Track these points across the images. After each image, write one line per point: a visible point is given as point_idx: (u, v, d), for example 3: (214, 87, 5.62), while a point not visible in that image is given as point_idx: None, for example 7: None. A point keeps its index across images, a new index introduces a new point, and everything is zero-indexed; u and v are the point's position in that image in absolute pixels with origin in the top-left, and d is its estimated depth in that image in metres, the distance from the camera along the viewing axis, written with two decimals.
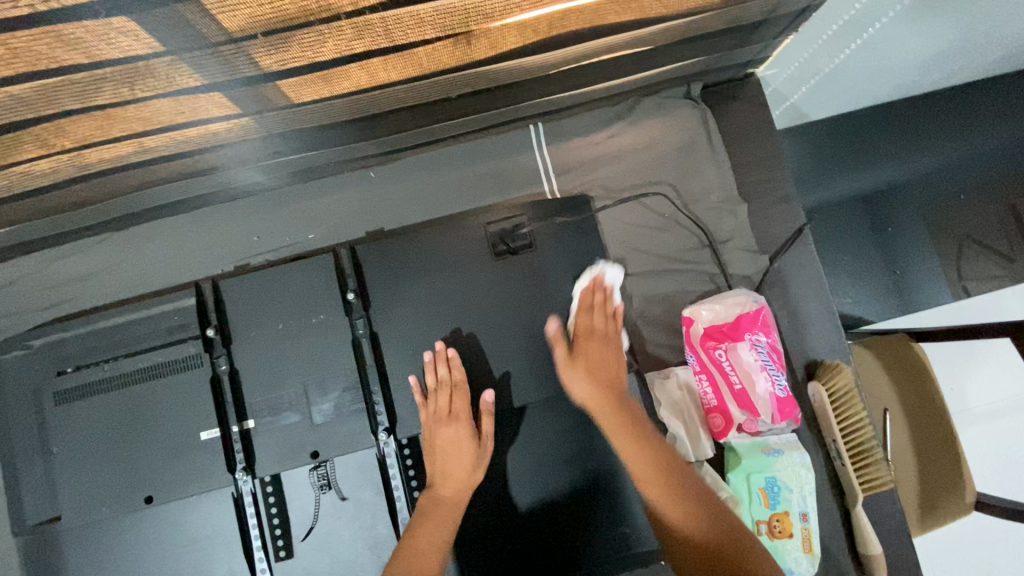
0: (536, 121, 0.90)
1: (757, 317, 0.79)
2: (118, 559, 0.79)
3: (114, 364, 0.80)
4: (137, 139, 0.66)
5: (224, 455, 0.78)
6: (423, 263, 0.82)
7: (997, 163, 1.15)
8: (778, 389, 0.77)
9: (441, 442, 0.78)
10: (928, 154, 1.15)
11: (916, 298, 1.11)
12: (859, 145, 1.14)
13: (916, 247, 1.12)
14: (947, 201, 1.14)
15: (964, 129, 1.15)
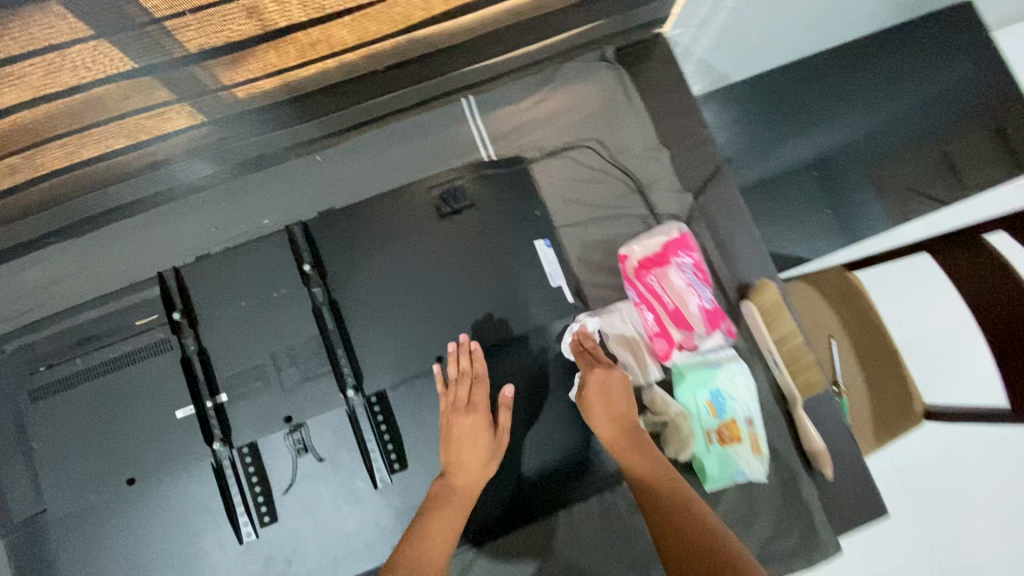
0: (467, 94, 0.97)
1: (681, 244, 0.88)
2: (107, 543, 0.82)
3: (85, 357, 0.84)
4: (85, 133, 0.71)
5: (201, 430, 0.82)
6: (374, 231, 0.88)
7: (915, 109, 1.28)
8: (707, 305, 0.86)
9: (460, 436, 0.78)
10: (854, 106, 1.27)
11: (854, 234, 1.22)
12: (792, 103, 1.26)
13: (852, 189, 1.23)
14: (875, 147, 1.26)
15: (881, 83, 1.28)
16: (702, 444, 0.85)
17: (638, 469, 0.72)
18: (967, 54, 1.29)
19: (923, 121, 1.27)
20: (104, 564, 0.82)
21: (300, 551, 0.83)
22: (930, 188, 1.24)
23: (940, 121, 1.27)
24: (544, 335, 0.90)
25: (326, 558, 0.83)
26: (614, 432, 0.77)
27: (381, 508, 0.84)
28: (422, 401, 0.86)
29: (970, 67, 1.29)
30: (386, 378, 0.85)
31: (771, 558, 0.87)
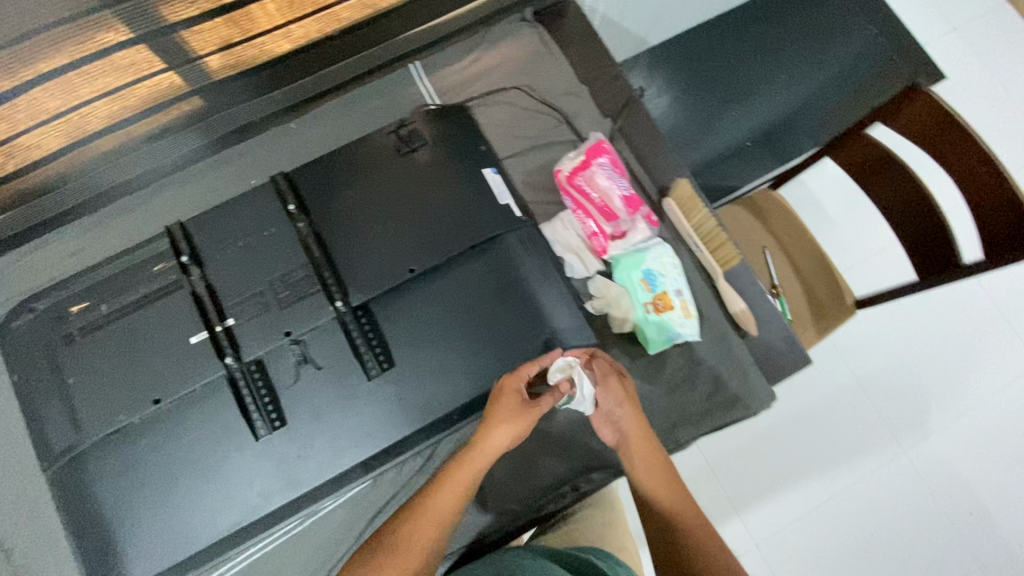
0: (414, 60, 1.16)
1: (599, 149, 1.05)
2: (139, 458, 0.94)
3: (110, 303, 0.98)
4: (101, 99, 0.91)
5: (214, 348, 0.95)
6: (345, 173, 1.04)
7: (798, 52, 1.67)
8: (626, 196, 1.03)
9: (498, 416, 0.83)
10: (752, 59, 1.66)
11: (764, 156, 1.65)
12: (704, 66, 1.66)
13: (758, 124, 1.64)
14: (774, 84, 1.65)
15: (768, 37, 1.67)
16: (640, 315, 1.02)
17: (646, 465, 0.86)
18: (839, 27, 1.68)
19: (815, 84, 1.65)
20: (139, 477, 0.94)
21: (309, 447, 0.96)
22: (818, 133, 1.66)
23: (828, 69, 1.66)
24: (501, 245, 1.05)
25: (332, 451, 0.96)
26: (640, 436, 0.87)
27: (375, 402, 0.97)
28: (402, 307, 1.00)
29: (845, 37, 1.68)
30: (369, 290, 0.99)
31: (715, 406, 1.02)
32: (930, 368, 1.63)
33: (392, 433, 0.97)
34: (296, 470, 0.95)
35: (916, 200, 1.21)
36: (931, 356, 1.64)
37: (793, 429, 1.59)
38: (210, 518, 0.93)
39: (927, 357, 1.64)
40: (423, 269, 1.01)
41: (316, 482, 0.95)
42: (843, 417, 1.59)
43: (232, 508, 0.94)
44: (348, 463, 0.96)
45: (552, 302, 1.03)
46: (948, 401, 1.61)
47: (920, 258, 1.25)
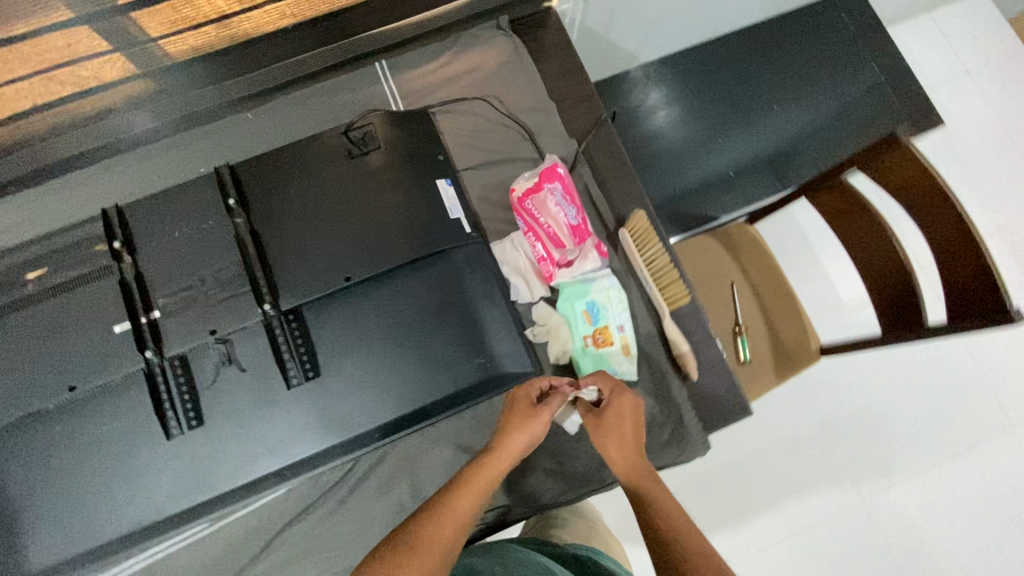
0: (379, 59, 1.12)
1: (553, 172, 1.01)
2: (49, 445, 0.92)
3: (37, 283, 0.96)
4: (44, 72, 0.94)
5: (134, 341, 0.93)
6: (291, 171, 1.01)
7: (793, 82, 1.62)
8: (573, 222, 0.99)
9: (514, 421, 0.82)
10: (745, 85, 1.62)
11: (744, 188, 1.60)
12: (695, 89, 1.61)
13: (743, 154, 1.59)
14: (765, 113, 1.60)
15: (764, 64, 1.63)
16: (579, 347, 1.00)
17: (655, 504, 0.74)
18: (837, 64, 1.63)
19: (807, 121, 1.60)
20: (47, 464, 0.91)
21: (223, 451, 0.93)
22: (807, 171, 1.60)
23: (823, 103, 1.61)
24: (445, 261, 1.01)
25: (246, 456, 0.93)
26: (631, 471, 0.79)
27: (296, 412, 0.95)
28: (334, 316, 0.97)
29: (842, 75, 1.63)
30: (301, 296, 0.96)
31: (647, 450, 0.98)
32: (905, 420, 1.52)
33: (310, 444, 0.94)
34: (208, 473, 0.93)
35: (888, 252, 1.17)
36: (908, 411, 1.53)
37: (758, 471, 1.51)
38: (116, 513, 0.91)
39: (904, 409, 1.53)
40: (358, 280, 0.98)
41: (228, 487, 0.93)
42: (816, 464, 1.50)
43: (140, 505, 0.92)
44: (262, 470, 0.94)
45: (491, 326, 1.00)
46: (919, 458, 1.49)
47: (889, 310, 1.22)
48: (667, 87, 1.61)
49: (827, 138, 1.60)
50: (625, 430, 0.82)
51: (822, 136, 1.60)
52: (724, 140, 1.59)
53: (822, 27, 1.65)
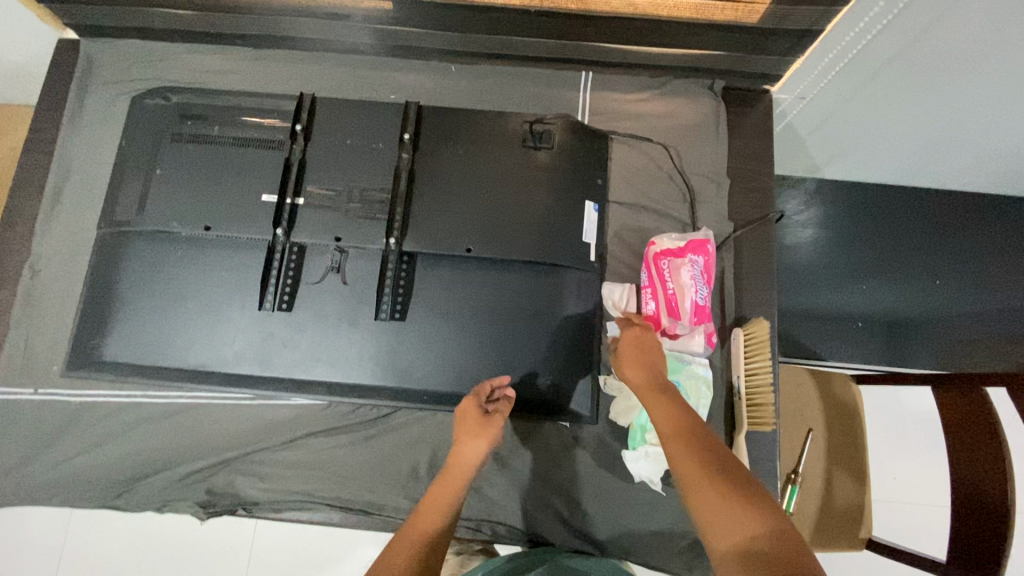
0: (589, 70, 1.15)
1: (701, 245, 1.01)
2: (168, 265, 1.02)
3: (222, 128, 1.06)
4: None
5: (273, 214, 1.01)
6: (466, 134, 1.06)
7: (966, 267, 1.51)
8: (700, 300, 0.97)
9: (466, 432, 0.86)
10: (916, 244, 1.52)
11: (870, 344, 1.47)
12: (864, 223, 1.52)
13: (882, 309, 1.48)
14: (923, 282, 1.50)
15: (948, 234, 1.51)
16: (643, 419, 0.96)
17: (663, 422, 0.72)
18: (1016, 279, 1.50)
19: (955, 314, 1.48)
20: (158, 279, 1.02)
21: (293, 342, 0.99)
22: (931, 363, 1.46)
23: (989, 304, 1.49)
24: (560, 275, 1.03)
25: (310, 358, 0.99)
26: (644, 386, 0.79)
27: (367, 342, 0.99)
28: (441, 277, 1.01)
29: (1016, 289, 1.50)
30: (422, 245, 1.00)
31: (658, 547, 0.94)
32: None
33: (366, 375, 0.98)
34: (273, 354, 0.99)
35: (997, 486, 1.05)
36: None
37: None
38: (187, 347, 1.00)
39: None
40: (477, 257, 1.01)
41: (282, 374, 0.99)
42: None
43: (208, 351, 0.99)
44: (316, 376, 0.99)
45: (570, 354, 1.00)
46: None
47: (958, 541, 1.09)
48: (837, 207, 1.53)
49: (969, 342, 1.47)
50: (641, 358, 0.83)
51: (965, 337, 1.47)
52: (868, 286, 1.49)
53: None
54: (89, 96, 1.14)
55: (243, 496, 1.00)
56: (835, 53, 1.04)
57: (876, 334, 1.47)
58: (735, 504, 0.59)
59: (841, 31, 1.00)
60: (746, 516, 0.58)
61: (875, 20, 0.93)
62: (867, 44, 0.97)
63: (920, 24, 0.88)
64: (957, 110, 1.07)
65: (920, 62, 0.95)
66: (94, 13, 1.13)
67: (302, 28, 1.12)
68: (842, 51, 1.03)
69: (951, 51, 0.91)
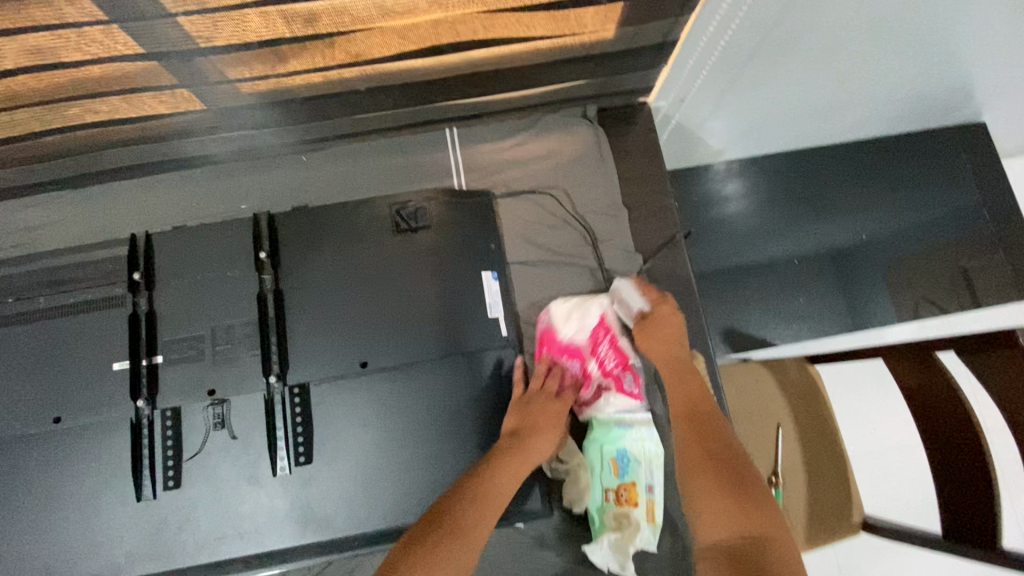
0: (451, 125, 1.06)
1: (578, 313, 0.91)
2: (20, 474, 0.87)
3: (49, 298, 0.91)
4: (81, 103, 0.83)
5: (130, 384, 0.87)
6: (331, 235, 0.94)
7: (889, 208, 1.48)
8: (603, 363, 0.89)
9: (547, 422, 0.85)
10: (836, 198, 1.48)
11: (818, 312, 1.41)
12: (779, 187, 1.48)
13: (821, 272, 1.43)
14: (852, 235, 1.46)
15: (862, 180, 1.49)
16: (598, 499, 0.88)
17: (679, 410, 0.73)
18: (937, 208, 1.49)
19: (889, 260, 1.45)
20: (13, 493, 0.86)
21: (193, 521, 0.86)
22: (889, 314, 1.43)
23: (919, 242, 1.46)
24: (473, 362, 0.92)
25: (215, 535, 0.86)
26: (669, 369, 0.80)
27: (277, 496, 0.87)
28: (340, 402, 0.89)
29: (939, 216, 1.48)
30: (311, 372, 0.89)
31: None
32: None
33: (283, 536, 0.86)
34: (171, 542, 0.86)
35: (954, 413, 1.04)
36: None
37: None
38: (67, 563, 0.85)
39: None
40: (373, 370, 0.90)
41: (187, 562, 0.85)
42: None
43: (92, 561, 0.85)
44: (227, 552, 0.86)
45: None
46: None
47: (952, 513, 1.04)
48: (750, 177, 1.47)
49: (916, 282, 1.44)
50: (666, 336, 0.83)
51: (905, 278, 1.44)
52: (801, 250, 1.44)
53: (931, 164, 1.50)
54: None
55: None
56: (698, 53, 0.94)
57: (821, 299, 1.42)
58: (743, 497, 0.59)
59: (701, 30, 0.89)
60: (733, 513, 0.58)
61: (728, 16, 0.83)
62: (728, 42, 0.88)
63: (773, 13, 0.80)
64: (838, 73, 1.02)
65: (796, 35, 0.86)
66: None
67: (117, 159, 0.98)
68: (704, 54, 0.94)
69: (823, 26, 0.85)
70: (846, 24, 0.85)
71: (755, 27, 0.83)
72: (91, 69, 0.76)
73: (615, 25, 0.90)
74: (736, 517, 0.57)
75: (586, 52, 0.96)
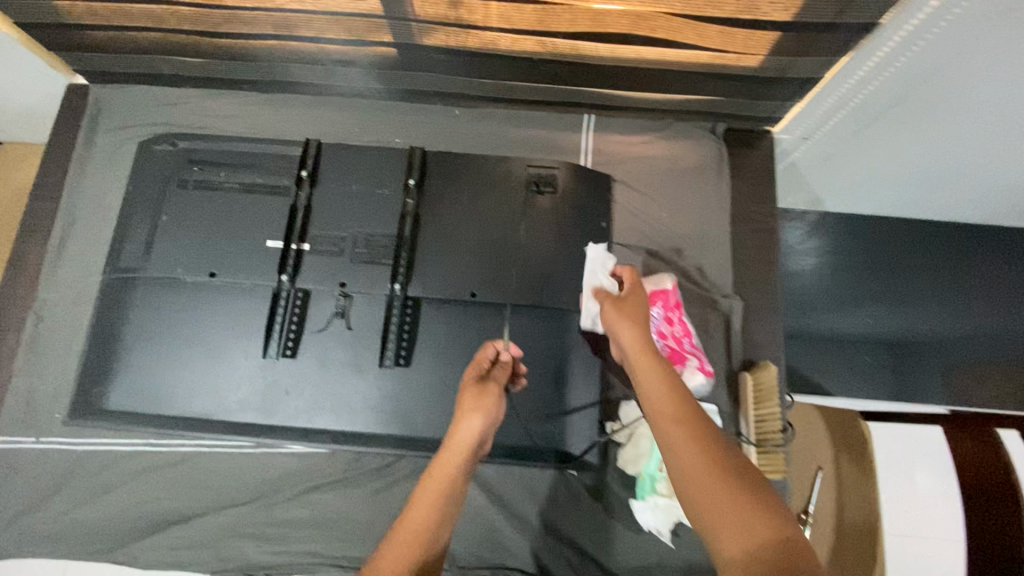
0: (591, 112, 1.16)
1: (666, 296, 0.97)
2: (171, 312, 1.02)
3: (227, 174, 1.06)
4: (290, 21, 0.95)
5: (279, 261, 1.01)
6: (470, 178, 1.07)
7: (971, 294, 1.45)
8: (683, 344, 0.97)
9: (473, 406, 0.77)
10: (918, 273, 1.46)
11: (871, 376, 1.43)
12: (863, 249, 1.47)
13: (884, 341, 1.43)
14: (925, 312, 1.44)
15: (952, 261, 1.44)
16: (652, 468, 0.95)
17: (656, 393, 0.65)
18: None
19: (958, 347, 1.42)
20: (161, 326, 1.01)
21: (299, 389, 0.98)
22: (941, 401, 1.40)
23: (997, 337, 1.43)
24: (566, 320, 1.01)
25: (314, 407, 0.98)
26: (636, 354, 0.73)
27: (374, 388, 0.98)
28: (444, 323, 1.01)
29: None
30: (428, 290, 1.01)
31: None
32: None
33: (370, 424, 0.97)
34: (277, 401, 0.98)
35: None
36: None
37: None
38: (190, 396, 0.99)
39: None
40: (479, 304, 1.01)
41: (286, 423, 0.98)
42: None
43: (210, 399, 0.98)
44: (320, 424, 0.98)
45: (577, 398, 0.99)
46: None
47: None
48: (836, 231, 1.46)
49: (962, 377, 1.41)
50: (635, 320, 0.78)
51: (951, 369, 1.41)
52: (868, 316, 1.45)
53: None
54: (98, 141, 1.16)
55: (250, 561, 0.95)
56: (838, 96, 1.01)
57: (880, 362, 1.42)
58: (761, 503, 0.51)
59: (848, 74, 0.94)
60: (754, 526, 0.49)
61: (882, 64, 0.89)
62: (872, 89, 0.95)
63: (921, 74, 0.87)
64: (965, 149, 1.05)
65: (932, 101, 0.92)
66: (97, 63, 1.13)
67: (302, 77, 1.12)
68: (843, 97, 1.01)
69: (964, 94, 0.88)
70: (986, 97, 0.88)
71: (901, 80, 0.90)
72: None
73: (774, 56, 0.93)
74: (755, 529, 0.49)
75: (741, 73, 0.99)
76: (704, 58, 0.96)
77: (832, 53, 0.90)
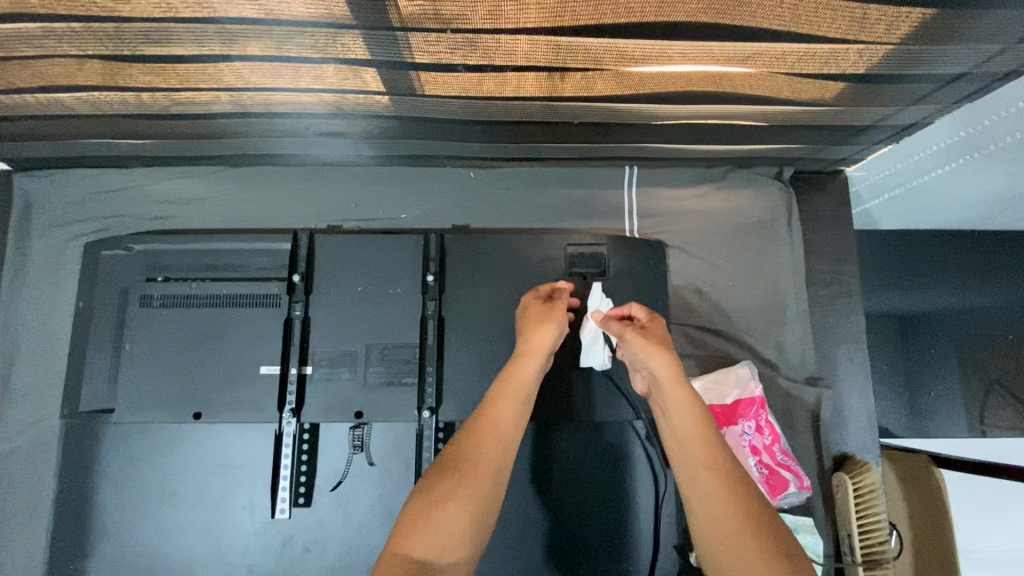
0: (633, 164, 0.97)
1: (753, 403, 0.83)
2: (154, 462, 0.84)
3: (198, 282, 0.85)
4: (254, 95, 0.71)
5: (278, 392, 0.82)
6: (500, 265, 0.88)
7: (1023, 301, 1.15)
8: (778, 456, 0.82)
9: (534, 319, 0.74)
10: (955, 282, 1.18)
11: (927, 418, 1.11)
12: (885, 263, 1.19)
13: (934, 371, 1.12)
14: (972, 326, 1.14)
15: (991, 267, 1.17)
16: None
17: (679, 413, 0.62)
18: None
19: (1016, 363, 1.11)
20: (144, 479, 0.84)
21: (321, 544, 0.83)
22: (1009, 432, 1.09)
23: None
24: (627, 431, 0.87)
25: (341, 564, 0.82)
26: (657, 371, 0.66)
27: None
28: None
29: None
30: (462, 412, 0.83)
31: None
32: None
33: None
34: (295, 560, 0.82)
35: None
36: None
37: None
38: (188, 564, 0.82)
39: None
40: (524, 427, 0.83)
41: None
42: None
43: (213, 566, 0.82)
44: None
45: (649, 523, 0.85)
46: None
47: None
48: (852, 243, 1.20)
49: (997, 376, 1.11)
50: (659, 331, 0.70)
51: (985, 369, 1.12)
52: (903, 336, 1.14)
53: None
54: (33, 244, 0.94)
55: None
56: (949, 141, 0.85)
57: (927, 396, 1.12)
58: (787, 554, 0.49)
59: (978, 117, 0.77)
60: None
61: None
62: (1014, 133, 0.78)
63: None
64: None
65: None
66: (14, 149, 0.89)
67: (278, 150, 0.91)
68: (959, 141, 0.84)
69: None
70: None
71: None
72: (284, 67, 0.64)
73: (883, 103, 0.74)
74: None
75: (832, 122, 0.80)
76: (790, 109, 0.75)
77: (953, 100, 0.73)
